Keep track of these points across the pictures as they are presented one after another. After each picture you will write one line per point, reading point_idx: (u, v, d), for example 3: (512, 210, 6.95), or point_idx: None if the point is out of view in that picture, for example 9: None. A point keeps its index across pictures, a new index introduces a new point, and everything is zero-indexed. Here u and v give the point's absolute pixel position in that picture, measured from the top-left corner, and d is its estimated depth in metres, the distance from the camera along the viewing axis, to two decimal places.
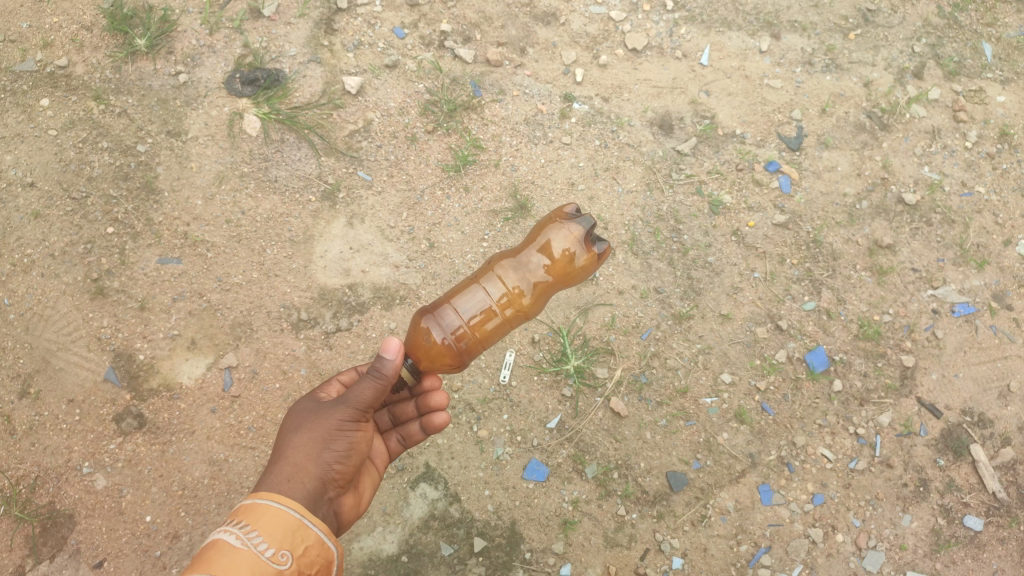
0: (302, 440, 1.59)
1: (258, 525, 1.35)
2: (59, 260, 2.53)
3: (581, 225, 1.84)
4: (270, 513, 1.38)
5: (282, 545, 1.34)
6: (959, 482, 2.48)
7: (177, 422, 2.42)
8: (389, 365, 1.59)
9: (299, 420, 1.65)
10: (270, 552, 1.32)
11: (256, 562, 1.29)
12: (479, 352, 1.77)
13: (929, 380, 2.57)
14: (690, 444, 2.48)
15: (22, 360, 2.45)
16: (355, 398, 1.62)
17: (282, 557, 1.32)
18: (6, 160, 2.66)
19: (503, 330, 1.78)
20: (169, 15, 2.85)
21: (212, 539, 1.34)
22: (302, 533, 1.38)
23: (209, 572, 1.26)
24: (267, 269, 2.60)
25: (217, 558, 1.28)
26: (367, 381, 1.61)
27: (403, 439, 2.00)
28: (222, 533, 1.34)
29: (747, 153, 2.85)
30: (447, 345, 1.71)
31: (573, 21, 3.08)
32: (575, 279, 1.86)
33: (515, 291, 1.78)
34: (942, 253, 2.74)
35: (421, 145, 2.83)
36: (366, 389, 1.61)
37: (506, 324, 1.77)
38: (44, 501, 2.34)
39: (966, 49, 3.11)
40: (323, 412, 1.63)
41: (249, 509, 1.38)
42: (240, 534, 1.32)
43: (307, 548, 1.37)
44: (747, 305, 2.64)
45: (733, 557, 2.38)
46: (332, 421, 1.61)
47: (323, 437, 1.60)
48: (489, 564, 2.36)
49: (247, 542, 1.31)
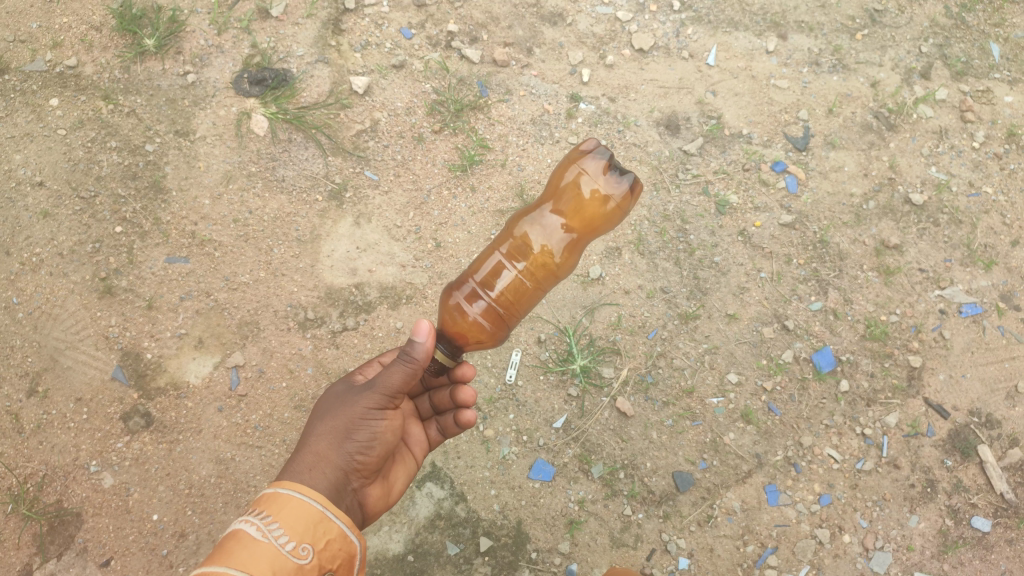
0: (326, 426, 1.60)
1: (279, 516, 1.35)
2: (67, 259, 2.55)
3: (598, 170, 1.76)
4: (291, 504, 1.38)
5: (303, 539, 1.34)
6: (966, 483, 2.47)
7: (185, 421, 2.43)
8: (419, 350, 1.57)
9: (327, 405, 1.67)
10: (290, 545, 1.32)
11: (276, 555, 1.29)
12: (516, 322, 1.74)
13: (937, 381, 2.57)
14: (696, 444, 2.49)
15: (31, 358, 2.46)
16: (378, 382, 1.61)
17: (303, 551, 1.32)
18: (15, 159, 2.67)
19: (536, 296, 1.74)
20: (177, 15, 2.86)
21: (233, 528, 1.34)
22: (324, 526, 1.38)
23: (229, 564, 1.26)
24: (274, 269, 2.61)
25: (236, 549, 1.29)
26: (395, 365, 1.60)
27: (441, 429, 2.00)
28: (243, 523, 1.34)
29: (753, 153, 2.85)
30: (481, 319, 1.67)
31: (580, 21, 3.08)
32: (602, 229, 1.78)
33: (541, 254, 1.73)
34: (949, 254, 2.73)
35: (428, 145, 2.84)
36: (391, 374, 1.60)
37: (538, 289, 1.73)
38: (52, 500, 2.35)
39: (973, 49, 3.11)
40: (349, 396, 1.65)
41: (270, 499, 1.39)
42: (260, 525, 1.32)
43: (328, 542, 1.38)
44: (753, 305, 2.64)
45: (739, 557, 2.38)
46: (358, 408, 1.61)
47: (347, 426, 1.60)
48: (496, 564, 2.36)
49: (267, 534, 1.32)
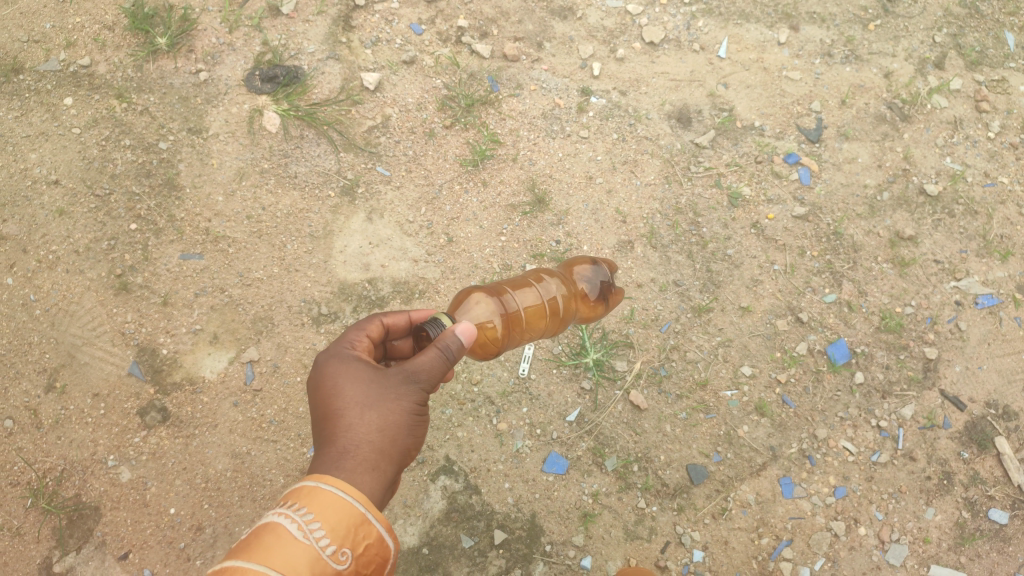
0: (377, 420, 1.48)
1: (320, 516, 1.24)
2: (83, 256, 2.57)
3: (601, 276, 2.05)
4: (332, 503, 1.27)
5: (343, 543, 1.23)
6: (984, 475, 2.45)
7: (200, 416, 2.45)
8: (463, 337, 1.54)
9: (370, 395, 1.51)
10: (330, 548, 1.21)
11: (316, 559, 1.19)
12: (514, 343, 1.83)
13: (953, 372, 2.55)
14: (710, 437, 2.48)
15: (48, 355, 2.48)
16: (418, 368, 1.52)
17: (342, 557, 1.22)
18: (31, 158, 2.69)
19: (538, 332, 1.87)
20: (189, 14, 2.88)
21: (268, 522, 1.23)
22: (364, 530, 1.28)
23: (267, 565, 1.16)
24: (287, 264, 2.62)
25: (275, 548, 1.18)
26: (432, 351, 1.52)
27: None
28: (280, 517, 1.23)
29: (765, 145, 2.84)
30: (500, 326, 1.75)
31: (590, 15, 3.07)
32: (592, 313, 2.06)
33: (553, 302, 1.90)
34: (964, 245, 2.71)
35: (439, 140, 2.84)
36: (432, 361, 1.52)
37: (545, 327, 1.87)
38: (70, 494, 2.37)
39: (988, 38, 3.08)
40: (387, 385, 1.52)
41: (311, 495, 1.27)
42: (301, 523, 1.22)
43: (367, 547, 1.27)
44: (766, 298, 2.63)
45: (754, 550, 2.37)
46: (408, 399, 1.52)
47: (400, 418, 1.51)
48: (510, 557, 2.37)
49: (308, 535, 1.21)
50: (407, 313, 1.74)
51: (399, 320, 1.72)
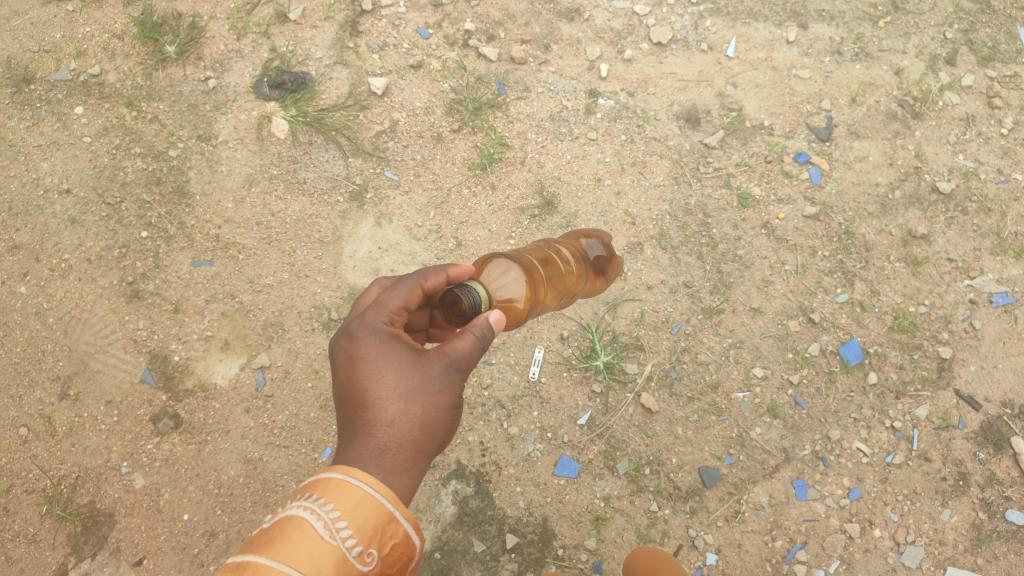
0: (418, 415, 1.49)
1: (347, 514, 1.24)
2: (95, 264, 2.59)
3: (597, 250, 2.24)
4: (360, 499, 1.26)
5: (369, 544, 1.23)
6: (1000, 476, 2.42)
7: (212, 422, 2.46)
8: (497, 324, 1.54)
9: (410, 383, 1.50)
10: (356, 550, 1.21)
11: (341, 560, 1.19)
12: (533, 315, 1.84)
13: (968, 371, 2.52)
14: (722, 440, 2.47)
15: (61, 362, 2.50)
16: (460, 356, 1.52)
17: (368, 558, 1.22)
18: (43, 167, 2.71)
19: (555, 303, 1.92)
20: (197, 22, 2.89)
21: (292, 516, 1.22)
22: (392, 529, 1.27)
23: (291, 565, 1.16)
24: (297, 270, 2.63)
25: (300, 546, 1.18)
26: (468, 338, 1.51)
27: None
28: (305, 512, 1.22)
29: (775, 145, 2.82)
30: (525, 296, 1.75)
31: (597, 16, 3.04)
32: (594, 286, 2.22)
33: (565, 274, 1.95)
34: (978, 243, 2.68)
35: (447, 144, 2.84)
36: (471, 348, 1.52)
37: (559, 298, 1.92)
38: (85, 501, 2.39)
39: (1000, 34, 3.04)
40: (429, 375, 1.51)
41: (339, 490, 1.26)
42: (327, 522, 1.21)
43: (394, 546, 1.27)
44: (778, 299, 2.61)
45: (768, 552, 2.36)
46: (449, 391, 1.53)
47: (440, 411, 1.52)
48: (522, 561, 2.37)
49: (334, 534, 1.20)
50: (446, 272, 1.67)
51: (439, 282, 1.64)
